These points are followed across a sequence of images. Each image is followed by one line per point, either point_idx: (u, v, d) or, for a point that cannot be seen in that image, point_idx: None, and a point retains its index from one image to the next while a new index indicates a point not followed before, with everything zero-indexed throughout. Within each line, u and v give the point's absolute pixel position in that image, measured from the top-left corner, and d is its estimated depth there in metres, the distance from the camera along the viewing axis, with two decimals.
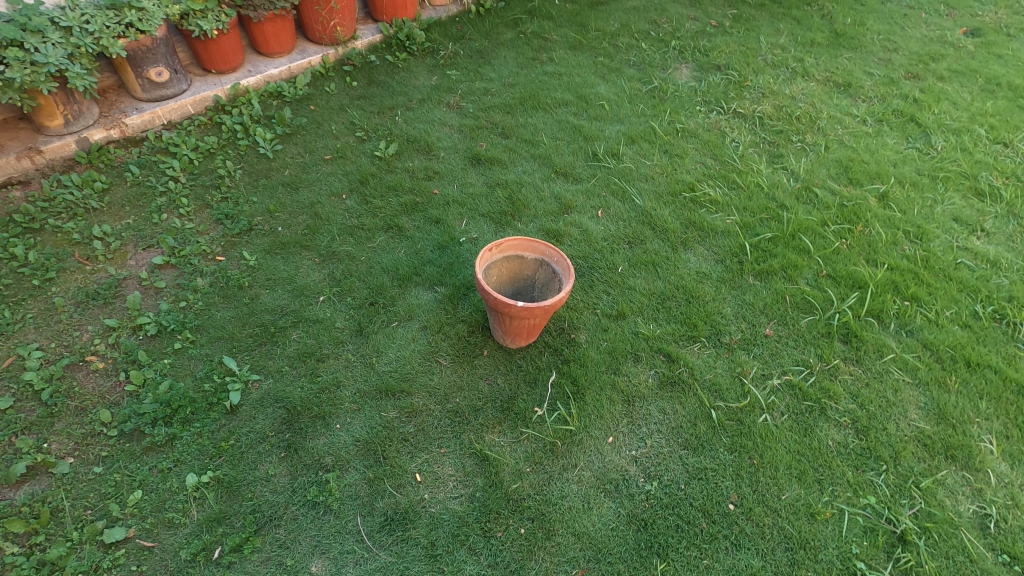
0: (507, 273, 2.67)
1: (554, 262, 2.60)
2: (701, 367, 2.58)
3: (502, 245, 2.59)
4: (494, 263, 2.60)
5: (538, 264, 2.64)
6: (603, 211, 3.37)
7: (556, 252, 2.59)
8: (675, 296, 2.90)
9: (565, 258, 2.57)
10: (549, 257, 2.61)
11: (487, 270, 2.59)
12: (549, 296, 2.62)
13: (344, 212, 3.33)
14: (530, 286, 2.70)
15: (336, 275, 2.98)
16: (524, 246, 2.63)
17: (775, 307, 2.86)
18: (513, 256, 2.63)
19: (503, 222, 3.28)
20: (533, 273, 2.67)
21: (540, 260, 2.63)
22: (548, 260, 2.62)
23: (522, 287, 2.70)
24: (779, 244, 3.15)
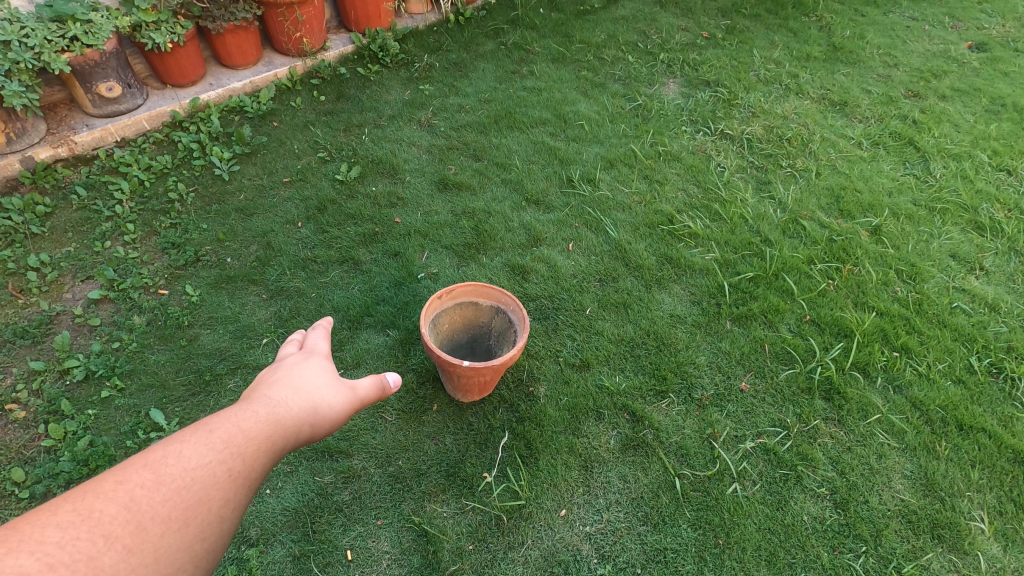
0: (460, 320, 2.46)
1: (511, 309, 2.38)
2: (667, 428, 2.37)
3: (453, 291, 2.38)
4: (445, 310, 2.39)
5: (493, 310, 2.43)
6: (574, 245, 3.15)
7: (512, 299, 2.37)
8: (645, 343, 2.69)
9: (522, 306, 2.35)
10: (505, 304, 2.40)
11: (437, 318, 2.39)
12: (504, 347, 2.43)
13: (298, 242, 3.12)
14: (487, 333, 2.50)
15: (282, 315, 2.78)
16: (479, 292, 2.42)
17: (753, 357, 2.65)
18: (467, 302, 2.43)
19: (466, 255, 3.07)
20: (489, 320, 2.46)
21: (495, 305, 2.42)
22: (504, 306, 2.40)
23: (478, 334, 2.50)
24: (761, 284, 2.93)
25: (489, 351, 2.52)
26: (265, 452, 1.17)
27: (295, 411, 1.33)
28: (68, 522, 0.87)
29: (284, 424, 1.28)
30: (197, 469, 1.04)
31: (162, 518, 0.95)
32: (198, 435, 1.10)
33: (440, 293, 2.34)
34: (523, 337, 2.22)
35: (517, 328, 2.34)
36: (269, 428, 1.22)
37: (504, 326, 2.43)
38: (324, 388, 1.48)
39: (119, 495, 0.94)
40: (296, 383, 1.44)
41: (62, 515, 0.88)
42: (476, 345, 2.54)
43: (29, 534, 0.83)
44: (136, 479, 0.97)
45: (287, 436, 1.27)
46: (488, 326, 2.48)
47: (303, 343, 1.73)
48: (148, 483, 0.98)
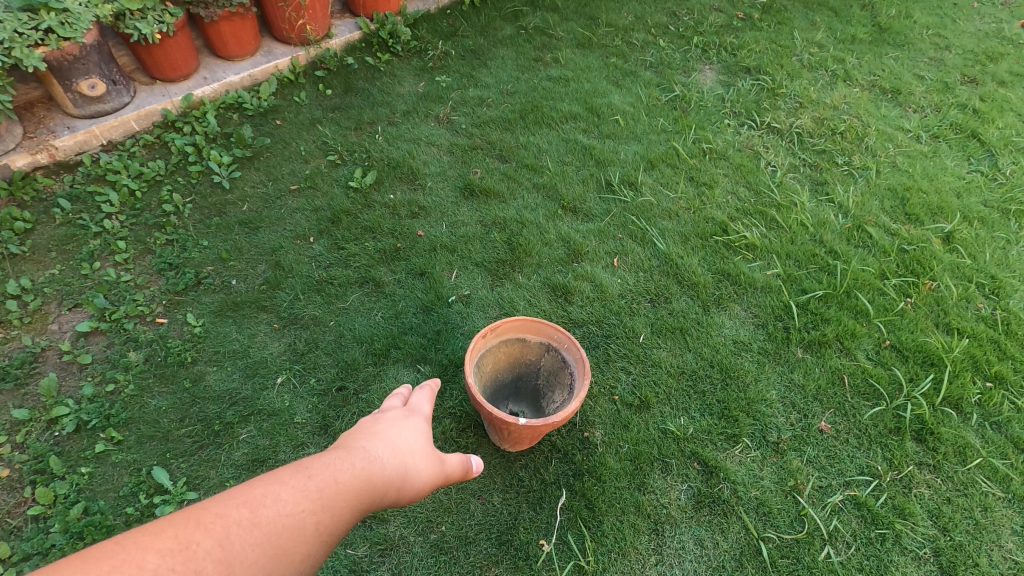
0: (505, 358, 2.16)
1: (566, 347, 2.07)
2: (745, 480, 2.09)
3: (499, 327, 2.06)
4: (489, 348, 2.08)
5: (545, 346, 2.12)
6: (620, 260, 2.83)
7: (567, 338, 2.06)
8: (709, 376, 2.39)
9: (580, 345, 2.04)
10: (559, 341, 2.09)
11: (481, 359, 2.09)
12: (555, 389, 2.14)
13: (312, 261, 2.79)
14: (534, 373, 2.20)
15: (298, 348, 2.47)
16: (528, 327, 2.11)
17: (831, 391, 2.36)
18: (514, 339, 2.12)
19: (501, 274, 2.75)
20: (538, 358, 2.16)
21: (547, 342, 2.11)
22: (558, 343, 2.09)
23: (523, 372, 2.21)
24: (832, 303, 2.63)
25: (537, 392, 2.21)
26: (354, 516, 1.06)
27: (388, 472, 1.21)
28: (165, 543, 0.80)
29: (377, 479, 1.16)
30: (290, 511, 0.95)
31: (247, 566, 0.85)
32: (298, 480, 1.00)
33: (485, 331, 2.02)
34: (586, 385, 1.91)
35: (574, 370, 2.03)
36: (359, 482, 1.10)
37: (557, 366, 2.13)
38: (419, 451, 1.36)
39: (219, 524, 0.86)
40: (394, 438, 1.33)
41: (161, 534, 0.80)
42: (522, 385, 2.24)
43: (128, 557, 0.76)
44: (237, 510, 0.89)
45: (376, 499, 1.14)
46: (536, 364, 2.18)
47: (408, 397, 1.64)
48: (243, 518, 0.88)
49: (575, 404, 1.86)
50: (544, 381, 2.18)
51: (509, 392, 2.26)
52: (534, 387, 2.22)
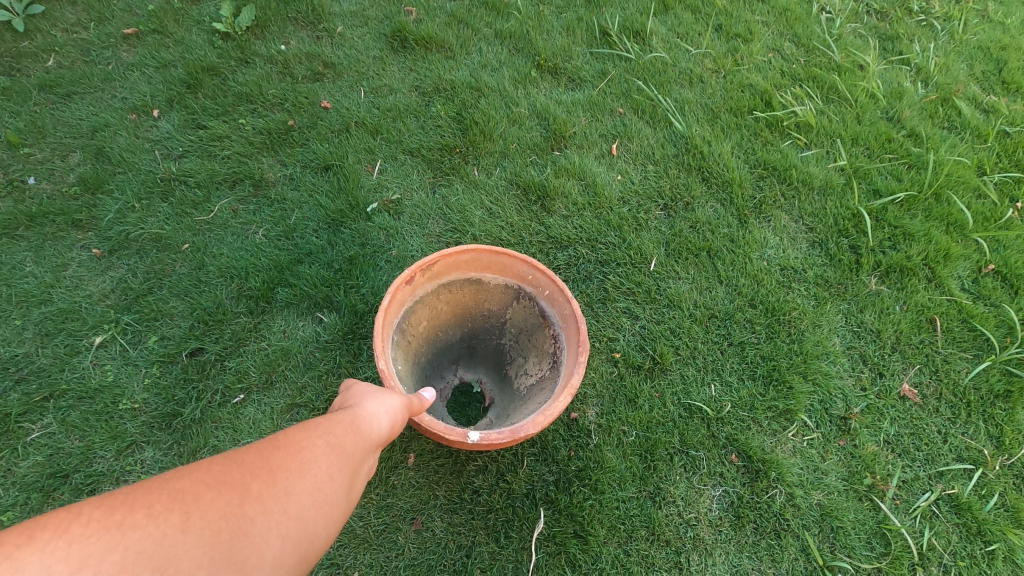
0: (451, 308, 1.36)
1: (547, 296, 1.27)
2: (804, 480, 1.44)
3: (437, 263, 1.23)
4: (421, 298, 1.26)
5: (512, 292, 1.32)
6: (620, 147, 1.96)
7: (547, 280, 1.26)
8: (750, 320, 1.66)
9: (569, 295, 1.24)
10: (534, 285, 1.29)
11: (413, 318, 1.29)
12: (529, 356, 1.37)
13: (157, 148, 1.83)
14: (496, 330, 1.42)
15: (131, 287, 1.60)
16: (484, 264, 1.29)
17: (916, 340, 1.67)
18: (463, 282, 1.31)
19: (446, 168, 1.86)
20: (503, 308, 1.37)
21: (515, 285, 1.31)
22: (533, 288, 1.29)
23: (481, 328, 1.43)
24: (915, 210, 1.87)
25: (502, 356, 1.45)
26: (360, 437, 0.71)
27: (385, 428, 0.78)
28: (163, 515, 0.48)
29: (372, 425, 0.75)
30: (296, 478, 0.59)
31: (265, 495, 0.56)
32: (300, 440, 0.64)
33: (412, 272, 1.20)
34: (582, 365, 1.14)
35: (560, 333, 1.25)
36: (361, 443, 0.71)
37: (532, 322, 1.34)
38: (380, 394, 0.85)
39: (233, 492, 0.53)
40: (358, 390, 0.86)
41: (156, 504, 0.49)
42: (478, 343, 1.47)
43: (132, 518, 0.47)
44: (244, 472, 0.56)
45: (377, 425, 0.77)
46: (500, 315, 1.39)
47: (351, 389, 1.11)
48: (252, 491, 0.54)
49: (565, 398, 1.10)
50: (513, 341, 1.41)
51: (459, 354, 1.49)
52: (497, 348, 1.45)
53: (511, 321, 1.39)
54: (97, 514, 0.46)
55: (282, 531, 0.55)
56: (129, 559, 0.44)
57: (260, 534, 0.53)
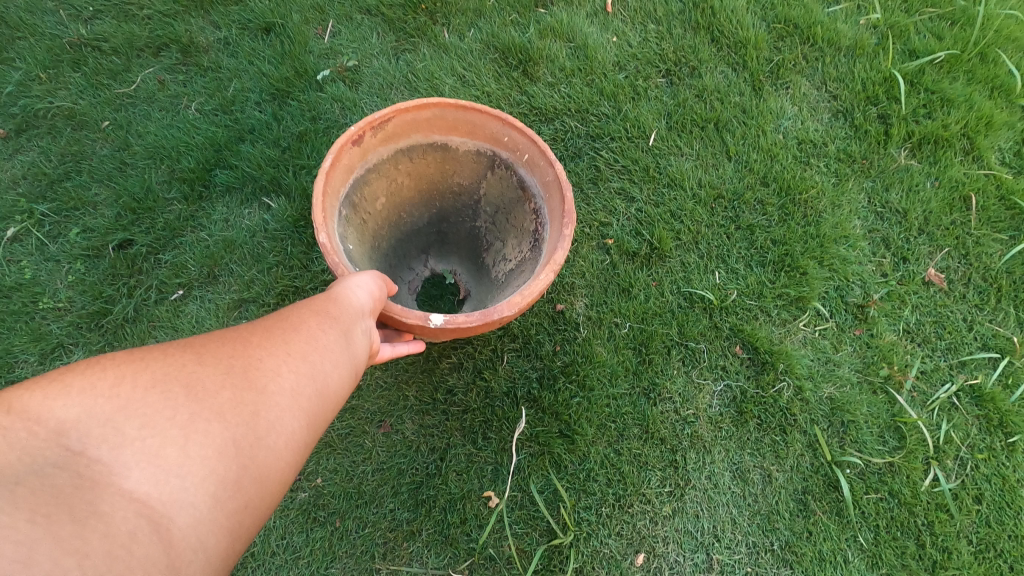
0: (414, 182, 1.14)
1: (526, 161, 1.04)
2: (814, 373, 1.30)
3: (389, 121, 0.99)
4: (373, 166, 1.03)
5: (485, 159, 1.09)
6: (616, 3, 1.66)
7: (527, 142, 1.02)
8: (761, 200, 1.46)
9: (552, 158, 1.01)
10: (511, 149, 1.05)
11: (369, 192, 1.07)
12: (507, 240, 1.17)
13: (61, 7, 1.52)
14: (469, 210, 1.21)
15: (44, 171, 1.37)
16: (449, 124, 1.05)
17: (947, 220, 1.48)
18: (425, 148, 1.08)
19: (411, 30, 1.57)
20: (476, 181, 1.15)
21: (488, 149, 1.08)
22: (509, 152, 1.06)
23: (452, 209, 1.22)
24: (956, 73, 1.61)
25: (477, 241, 1.25)
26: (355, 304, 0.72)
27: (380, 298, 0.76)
28: (180, 354, 0.51)
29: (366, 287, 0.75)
30: (297, 325, 0.61)
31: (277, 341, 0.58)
32: (297, 305, 0.66)
33: (359, 130, 0.96)
34: (568, 239, 0.93)
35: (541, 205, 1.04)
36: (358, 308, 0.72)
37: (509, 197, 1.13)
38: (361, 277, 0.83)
39: (240, 337, 0.56)
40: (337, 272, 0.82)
41: (171, 349, 0.51)
42: (450, 228, 1.27)
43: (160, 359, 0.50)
44: (249, 327, 0.58)
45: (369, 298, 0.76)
46: (473, 191, 1.17)
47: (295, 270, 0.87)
48: (257, 337, 0.57)
49: (548, 275, 0.90)
50: (489, 223, 1.21)
51: (428, 241, 1.30)
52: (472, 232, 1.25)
53: (487, 198, 1.17)
54: (124, 350, 0.49)
55: (298, 365, 0.57)
56: (161, 374, 0.48)
57: (276, 365, 0.55)
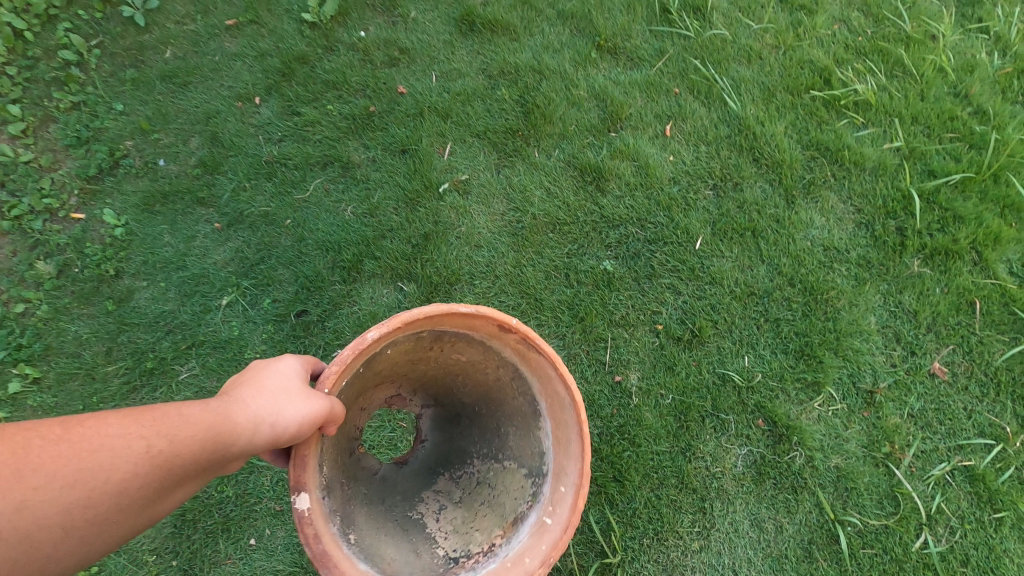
0: (498, 383, 1.29)
1: (545, 516, 1.14)
2: (823, 445, 1.61)
3: (534, 355, 1.14)
4: (488, 345, 1.20)
5: (535, 462, 1.23)
6: (674, 128, 2.05)
7: (561, 513, 1.12)
8: (787, 298, 1.78)
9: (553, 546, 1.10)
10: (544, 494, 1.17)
11: (464, 347, 1.23)
12: (470, 508, 1.29)
13: (260, 133, 2.10)
14: (493, 444, 1.35)
15: (247, 256, 1.91)
16: (555, 416, 1.19)
17: (954, 321, 1.75)
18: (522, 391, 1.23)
19: (510, 149, 2.03)
20: (521, 456, 1.27)
21: (546, 464, 1.21)
22: (547, 494, 1.16)
23: (488, 424, 1.36)
24: (970, 193, 1.89)
25: (464, 467, 1.39)
26: (195, 446, 0.87)
27: (253, 441, 0.92)
28: None
29: (235, 430, 0.91)
30: (101, 453, 0.80)
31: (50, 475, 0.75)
32: (121, 436, 0.82)
33: (514, 329, 1.12)
34: None
35: (494, 563, 1.11)
36: (200, 449, 0.87)
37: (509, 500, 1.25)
38: (291, 397, 0.97)
39: (22, 459, 0.74)
40: (266, 372, 1.01)
41: None
42: (470, 431, 1.42)
43: None
44: (48, 448, 0.77)
45: (235, 436, 0.91)
46: (507, 452, 1.31)
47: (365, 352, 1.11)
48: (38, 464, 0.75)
49: None
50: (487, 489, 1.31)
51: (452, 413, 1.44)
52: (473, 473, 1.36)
53: (509, 481, 1.27)
54: None
55: (28, 511, 0.73)
56: None
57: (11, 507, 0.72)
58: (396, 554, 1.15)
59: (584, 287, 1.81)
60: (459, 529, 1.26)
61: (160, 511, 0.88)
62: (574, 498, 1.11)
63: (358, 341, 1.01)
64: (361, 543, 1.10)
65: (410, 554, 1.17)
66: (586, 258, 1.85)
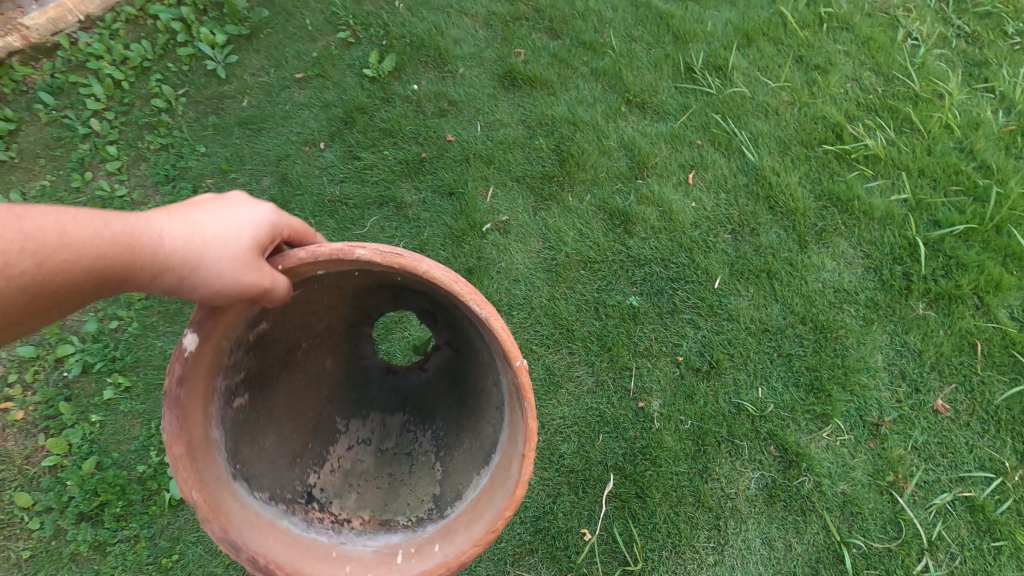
0: (489, 399, 1.29)
1: (411, 548, 1.12)
2: (831, 472, 1.75)
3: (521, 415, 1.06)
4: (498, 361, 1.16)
5: (449, 499, 1.22)
6: (696, 176, 2.25)
7: (424, 558, 1.09)
8: (798, 335, 1.95)
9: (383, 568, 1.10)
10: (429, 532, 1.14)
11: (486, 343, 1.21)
12: (380, 488, 1.33)
13: (324, 175, 2.36)
14: (450, 449, 1.35)
15: None
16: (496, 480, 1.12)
17: (956, 361, 1.89)
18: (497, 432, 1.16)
19: (546, 193, 2.25)
20: (448, 480, 1.26)
21: (453, 510, 1.18)
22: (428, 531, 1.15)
23: (464, 428, 1.35)
24: (973, 242, 2.04)
25: (409, 450, 1.43)
26: (88, 273, 0.90)
27: (153, 284, 0.97)
28: None
29: (130, 263, 0.93)
30: None
31: None
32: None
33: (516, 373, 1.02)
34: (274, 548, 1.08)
35: (327, 540, 1.14)
36: (91, 276, 0.91)
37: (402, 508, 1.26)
38: (214, 258, 0.98)
39: None
40: (197, 218, 0.98)
41: None
42: (442, 427, 1.44)
43: None
44: None
45: (134, 269, 0.94)
46: (442, 473, 1.30)
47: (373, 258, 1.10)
48: None
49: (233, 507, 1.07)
50: (404, 469, 1.36)
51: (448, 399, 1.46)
52: (411, 448, 1.42)
53: (422, 484, 1.31)
54: None
55: None
56: None
57: None
58: (270, 449, 1.22)
59: (612, 319, 2.00)
60: (346, 480, 1.32)
61: (47, 318, 0.93)
62: (434, 566, 1.07)
63: (346, 250, 0.99)
64: (245, 416, 1.17)
65: (285, 457, 1.24)
66: (613, 294, 2.05)
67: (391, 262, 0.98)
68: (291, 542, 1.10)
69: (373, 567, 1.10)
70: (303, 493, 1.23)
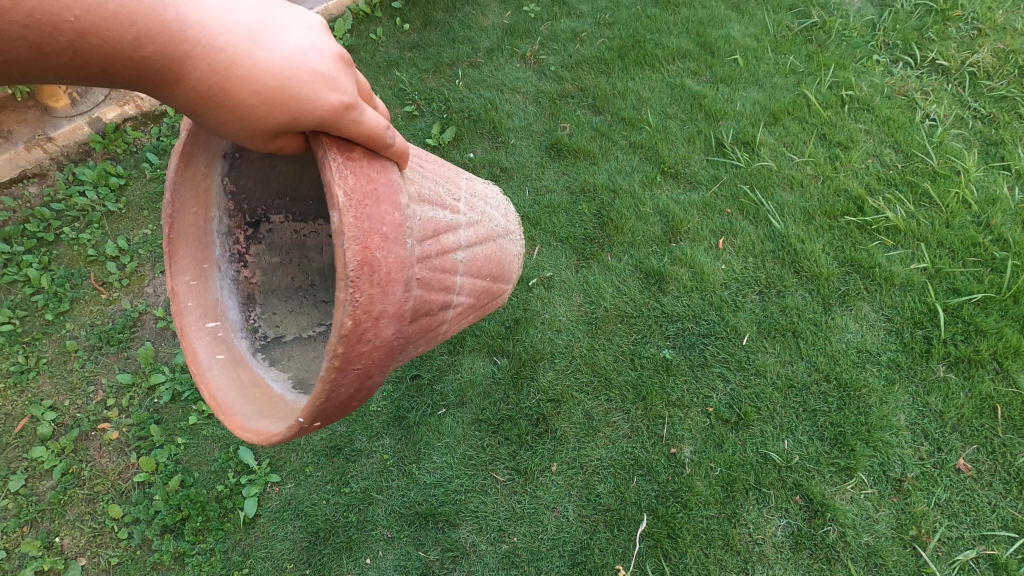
0: None
1: (223, 332, 1.30)
2: (855, 524, 1.84)
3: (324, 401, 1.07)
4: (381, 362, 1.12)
5: (274, 350, 1.34)
6: (726, 241, 2.46)
7: (209, 344, 1.27)
8: (822, 391, 2.08)
9: (196, 309, 1.28)
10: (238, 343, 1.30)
11: None
12: (296, 282, 1.46)
13: None
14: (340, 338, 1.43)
15: None
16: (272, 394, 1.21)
17: (977, 423, 1.99)
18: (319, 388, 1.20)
19: (588, 253, 2.48)
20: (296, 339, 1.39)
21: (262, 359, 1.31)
22: (234, 341, 1.30)
23: None
24: (992, 310, 2.17)
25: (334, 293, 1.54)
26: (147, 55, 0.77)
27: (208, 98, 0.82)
28: None
29: (188, 58, 0.78)
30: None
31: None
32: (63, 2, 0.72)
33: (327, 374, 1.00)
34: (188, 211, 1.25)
35: (216, 254, 1.31)
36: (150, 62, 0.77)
37: (277, 310, 1.41)
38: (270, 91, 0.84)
39: None
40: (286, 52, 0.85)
41: None
42: None
43: None
44: None
45: (191, 69, 0.79)
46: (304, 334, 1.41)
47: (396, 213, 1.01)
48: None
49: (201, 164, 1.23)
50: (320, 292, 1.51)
51: None
52: None
53: (306, 317, 1.45)
54: None
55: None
56: None
57: None
58: (270, 172, 1.35)
59: (646, 370, 2.18)
60: (289, 247, 1.46)
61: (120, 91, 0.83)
62: (196, 360, 1.24)
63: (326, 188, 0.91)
64: None
65: (276, 186, 1.39)
66: (648, 346, 2.23)
67: (337, 251, 0.92)
68: (197, 226, 1.26)
69: (201, 310, 1.28)
70: (254, 217, 1.38)
